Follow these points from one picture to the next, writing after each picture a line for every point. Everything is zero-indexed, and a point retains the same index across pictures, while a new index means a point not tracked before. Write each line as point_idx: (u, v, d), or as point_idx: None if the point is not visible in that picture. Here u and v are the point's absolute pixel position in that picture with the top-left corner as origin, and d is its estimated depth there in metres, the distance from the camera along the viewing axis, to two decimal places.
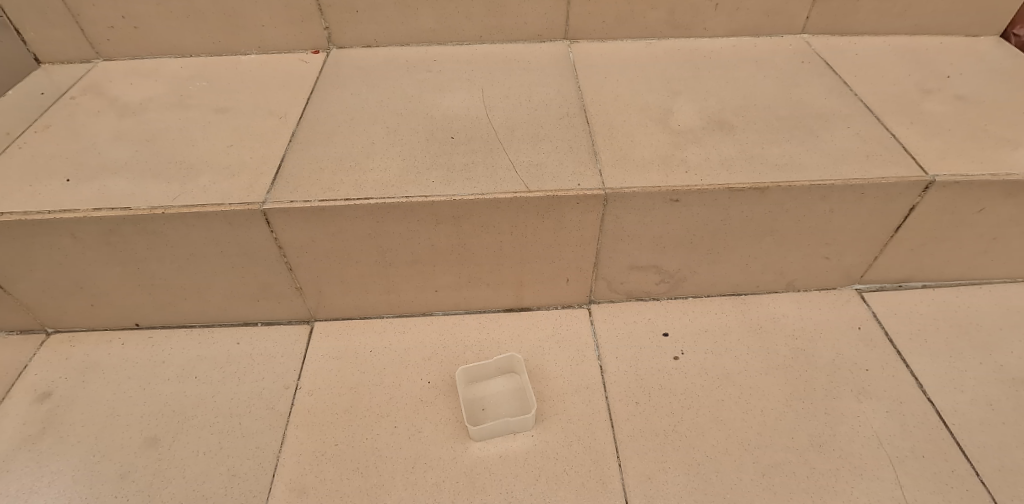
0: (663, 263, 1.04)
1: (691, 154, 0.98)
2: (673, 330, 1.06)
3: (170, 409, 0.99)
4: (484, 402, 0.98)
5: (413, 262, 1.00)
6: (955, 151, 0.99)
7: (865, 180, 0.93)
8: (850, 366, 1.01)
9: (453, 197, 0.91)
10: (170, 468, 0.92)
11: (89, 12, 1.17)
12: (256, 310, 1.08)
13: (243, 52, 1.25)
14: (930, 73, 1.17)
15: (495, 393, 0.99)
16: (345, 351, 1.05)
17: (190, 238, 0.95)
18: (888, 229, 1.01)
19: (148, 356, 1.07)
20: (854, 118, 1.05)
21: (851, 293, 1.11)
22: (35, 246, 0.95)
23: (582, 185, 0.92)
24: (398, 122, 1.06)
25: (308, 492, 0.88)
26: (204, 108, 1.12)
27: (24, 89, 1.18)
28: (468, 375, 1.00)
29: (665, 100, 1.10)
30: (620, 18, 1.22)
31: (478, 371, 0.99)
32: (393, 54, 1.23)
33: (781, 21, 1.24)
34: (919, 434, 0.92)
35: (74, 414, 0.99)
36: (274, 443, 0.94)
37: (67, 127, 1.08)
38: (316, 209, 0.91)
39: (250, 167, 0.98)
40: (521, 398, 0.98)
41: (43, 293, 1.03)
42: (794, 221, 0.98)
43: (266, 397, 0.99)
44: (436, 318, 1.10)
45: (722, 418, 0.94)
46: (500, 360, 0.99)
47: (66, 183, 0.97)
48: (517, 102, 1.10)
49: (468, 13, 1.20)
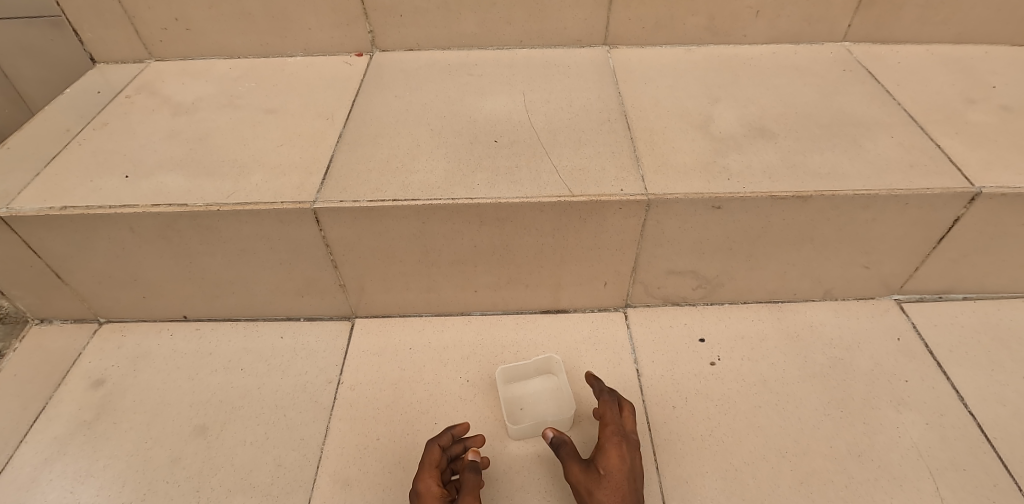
0: (701, 269, 1.04)
1: (733, 161, 0.99)
2: (709, 336, 1.07)
3: (219, 399, 1.02)
4: (523, 401, 1.00)
5: (455, 261, 1.02)
6: (1001, 162, 0.98)
7: (908, 191, 0.93)
8: (888, 377, 1.00)
9: (498, 200, 0.93)
10: (219, 456, 0.95)
11: (145, 14, 1.22)
12: (300, 305, 1.11)
13: (289, 54, 1.28)
14: (974, 82, 1.16)
15: (533, 393, 1.01)
16: (386, 347, 1.08)
17: (242, 235, 0.98)
18: (931, 240, 1.00)
19: (195, 347, 1.10)
20: (896, 127, 1.05)
21: (889, 302, 1.11)
22: (95, 239, 1.00)
23: (625, 191, 0.93)
24: (442, 125, 1.08)
25: (352, 484, 0.91)
26: (252, 108, 1.15)
27: (81, 87, 1.23)
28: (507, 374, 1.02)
29: (705, 106, 1.11)
30: (660, 24, 1.23)
31: (517, 371, 1.01)
32: (435, 58, 1.26)
33: (821, 29, 1.24)
34: (960, 447, 0.92)
35: (127, 401, 1.03)
36: (319, 435, 0.97)
37: (123, 125, 1.13)
38: (365, 209, 0.93)
39: (299, 166, 1.01)
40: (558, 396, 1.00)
41: (98, 284, 1.08)
42: (835, 229, 0.98)
43: (309, 390, 1.02)
44: (474, 318, 1.12)
45: (759, 425, 0.95)
46: (539, 360, 1.01)
47: (124, 179, 1.01)
48: (558, 106, 1.11)
49: (509, 18, 1.22)
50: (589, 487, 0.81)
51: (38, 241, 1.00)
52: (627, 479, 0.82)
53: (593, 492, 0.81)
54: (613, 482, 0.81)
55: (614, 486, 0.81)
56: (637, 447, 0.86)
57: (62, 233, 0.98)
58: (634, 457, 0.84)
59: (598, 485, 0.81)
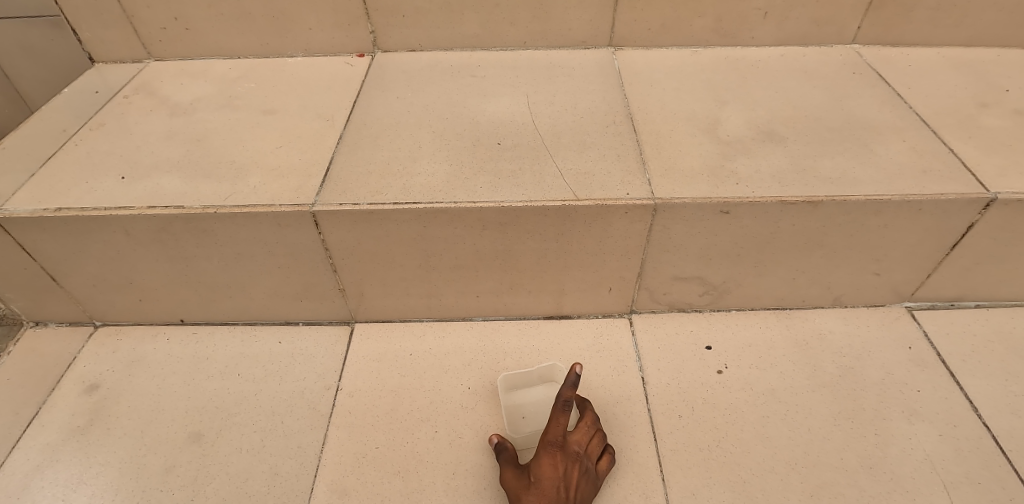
0: (708, 275, 1.02)
1: (741, 165, 0.96)
2: (716, 344, 1.04)
3: (214, 405, 1.00)
4: (525, 409, 0.97)
5: (456, 266, 1.00)
6: (1016, 167, 0.96)
7: (921, 197, 0.91)
8: (900, 386, 0.98)
9: (501, 204, 0.91)
10: (214, 465, 0.93)
11: (143, 13, 1.20)
12: (298, 309, 1.09)
13: (290, 55, 1.27)
14: (986, 85, 1.14)
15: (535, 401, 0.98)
16: (385, 353, 1.06)
17: (239, 238, 0.96)
18: (944, 246, 0.98)
19: (192, 352, 1.08)
20: (908, 131, 1.03)
21: (900, 310, 1.08)
22: (90, 241, 0.98)
23: (631, 195, 0.91)
24: (444, 127, 1.06)
25: (349, 494, 0.89)
26: (252, 109, 1.13)
27: (78, 86, 1.22)
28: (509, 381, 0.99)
29: (712, 109, 1.09)
30: (666, 26, 1.21)
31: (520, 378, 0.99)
32: (437, 59, 1.24)
33: (830, 31, 1.22)
34: (974, 460, 0.89)
35: (121, 407, 1.01)
36: (316, 443, 0.95)
37: (120, 125, 1.11)
38: (365, 212, 0.91)
39: (299, 168, 0.99)
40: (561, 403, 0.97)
41: (93, 287, 1.06)
42: (846, 235, 0.96)
43: (307, 397, 1.00)
44: (476, 323, 1.09)
45: (768, 436, 0.92)
46: (542, 368, 1.00)
47: (120, 181, 0.99)
48: (562, 108, 1.09)
49: (513, 19, 1.21)
50: (517, 492, 0.81)
51: (32, 243, 0.98)
52: (559, 490, 0.81)
53: (521, 498, 0.81)
54: (542, 491, 0.80)
55: (542, 495, 0.80)
56: (576, 456, 0.83)
57: (57, 235, 0.96)
58: (571, 468, 0.82)
59: (526, 491, 0.81)
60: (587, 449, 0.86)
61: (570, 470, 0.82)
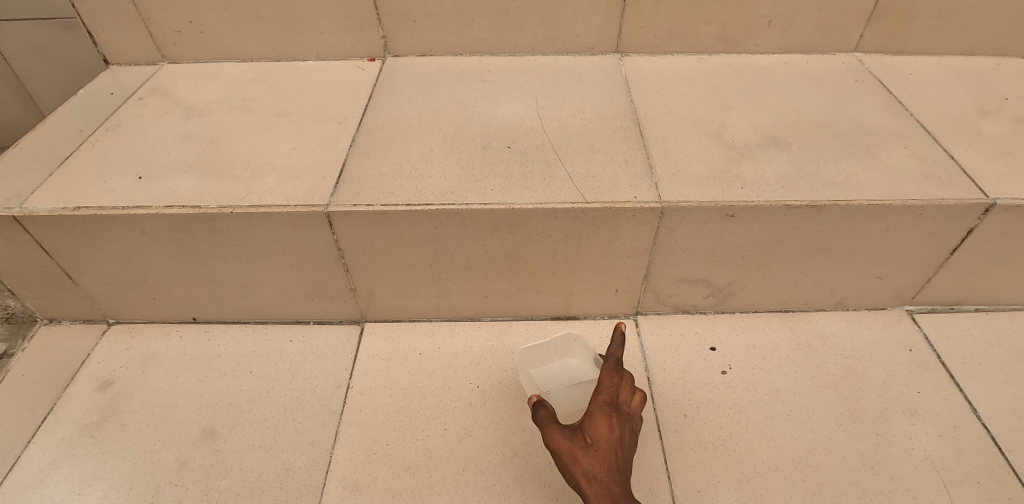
0: (713, 277, 1.04)
1: (747, 169, 0.98)
2: (721, 345, 1.06)
3: (227, 402, 1.02)
4: (547, 387, 0.98)
5: (466, 266, 1.02)
6: (1016, 174, 0.98)
7: (923, 202, 0.93)
8: (901, 388, 1.00)
9: (512, 206, 0.93)
10: (227, 460, 0.95)
11: (159, 17, 1.22)
12: (310, 308, 1.10)
13: (302, 59, 1.29)
14: (987, 93, 1.16)
15: (554, 377, 1.00)
16: (395, 352, 1.07)
17: (254, 237, 0.98)
18: (945, 251, 1.00)
19: (204, 350, 1.10)
20: (910, 138, 1.05)
21: (901, 313, 1.10)
22: (107, 240, 0.99)
23: (639, 198, 0.93)
24: (455, 130, 1.08)
25: (361, 489, 0.90)
26: (265, 111, 1.15)
27: (93, 88, 1.24)
28: (524, 361, 1.00)
29: (717, 115, 1.11)
30: (672, 32, 1.23)
31: (535, 355, 1.00)
32: (447, 64, 1.26)
33: (833, 39, 1.25)
34: (975, 460, 0.91)
35: (135, 403, 1.02)
36: (328, 440, 0.96)
37: (136, 126, 1.13)
38: (378, 213, 0.93)
39: (312, 170, 1.01)
40: (580, 374, 1.00)
41: (108, 285, 1.08)
42: (849, 239, 0.98)
43: (319, 394, 1.02)
44: (484, 324, 1.11)
45: (772, 435, 0.94)
46: (559, 341, 1.00)
47: (137, 180, 1.01)
48: (571, 113, 1.12)
49: (522, 25, 1.23)
50: (574, 452, 0.78)
51: (49, 241, 1.00)
52: (617, 451, 0.78)
53: (577, 459, 0.77)
54: (601, 451, 0.78)
55: (600, 455, 0.77)
56: (627, 417, 0.82)
57: (74, 233, 0.98)
58: (624, 429, 0.81)
59: (583, 452, 0.78)
60: (633, 412, 0.85)
61: (623, 431, 0.80)
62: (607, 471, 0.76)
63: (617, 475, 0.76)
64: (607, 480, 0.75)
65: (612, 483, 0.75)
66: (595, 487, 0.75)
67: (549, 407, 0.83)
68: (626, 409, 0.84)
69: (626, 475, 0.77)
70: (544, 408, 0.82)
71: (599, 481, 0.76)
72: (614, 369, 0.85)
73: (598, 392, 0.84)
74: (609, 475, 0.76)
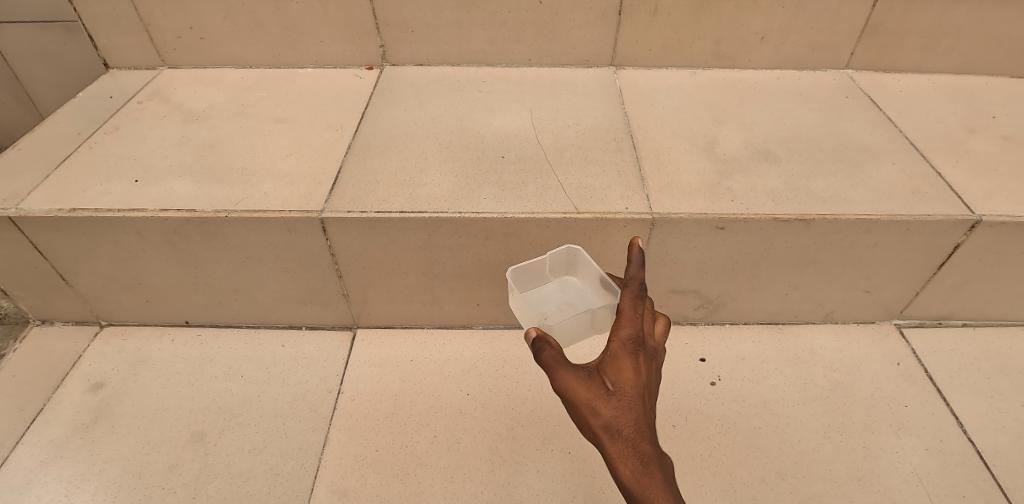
0: (703, 288, 1.05)
1: (737, 183, 1.00)
2: (710, 356, 1.07)
3: (218, 405, 1.02)
4: (545, 306, 0.92)
5: (459, 274, 1.03)
6: (1002, 191, 0.99)
7: (910, 217, 0.94)
8: (889, 401, 1.00)
9: (505, 215, 0.94)
10: (215, 464, 0.95)
11: (160, 22, 1.24)
12: (303, 313, 1.11)
13: (301, 66, 1.30)
14: (975, 112, 1.18)
15: (551, 297, 0.94)
16: (387, 358, 1.08)
17: (248, 242, 0.99)
18: (932, 266, 1.01)
19: (196, 353, 1.10)
20: (898, 154, 1.07)
21: (890, 328, 1.11)
22: (102, 242, 1.00)
23: (630, 209, 0.94)
24: (450, 139, 1.10)
25: (349, 495, 0.90)
26: (263, 117, 1.16)
27: (93, 91, 1.25)
28: (517, 280, 0.93)
29: (710, 128, 1.12)
30: (667, 47, 1.25)
31: (531, 270, 0.93)
32: (444, 73, 1.28)
33: (825, 56, 1.27)
34: (959, 473, 0.92)
35: (126, 406, 1.02)
36: (317, 445, 0.96)
37: (134, 130, 1.14)
38: (372, 220, 0.94)
39: (308, 176, 1.02)
40: (580, 292, 0.94)
41: (101, 287, 1.08)
42: (837, 253, 0.99)
43: (309, 399, 1.02)
44: (476, 331, 1.12)
45: (760, 446, 0.95)
46: (558, 255, 0.93)
47: (134, 183, 1.02)
48: (565, 124, 1.13)
49: (519, 37, 1.24)
50: (592, 403, 0.65)
51: (44, 242, 1.00)
52: (643, 398, 0.66)
53: (597, 411, 0.65)
54: (626, 400, 0.65)
55: (625, 405, 0.65)
56: (652, 354, 0.70)
57: (70, 235, 0.99)
58: (650, 369, 0.68)
59: (604, 402, 0.65)
60: (656, 346, 0.72)
61: (649, 371, 0.68)
62: (634, 426, 0.64)
63: (644, 429, 0.65)
64: (634, 437, 0.64)
65: (640, 440, 0.64)
66: (620, 443, 0.64)
67: (555, 345, 0.69)
68: (649, 343, 0.71)
69: (653, 425, 0.66)
70: (550, 347, 0.69)
71: (624, 437, 0.64)
72: (638, 297, 0.72)
73: (618, 325, 0.71)
74: (635, 429, 0.64)
